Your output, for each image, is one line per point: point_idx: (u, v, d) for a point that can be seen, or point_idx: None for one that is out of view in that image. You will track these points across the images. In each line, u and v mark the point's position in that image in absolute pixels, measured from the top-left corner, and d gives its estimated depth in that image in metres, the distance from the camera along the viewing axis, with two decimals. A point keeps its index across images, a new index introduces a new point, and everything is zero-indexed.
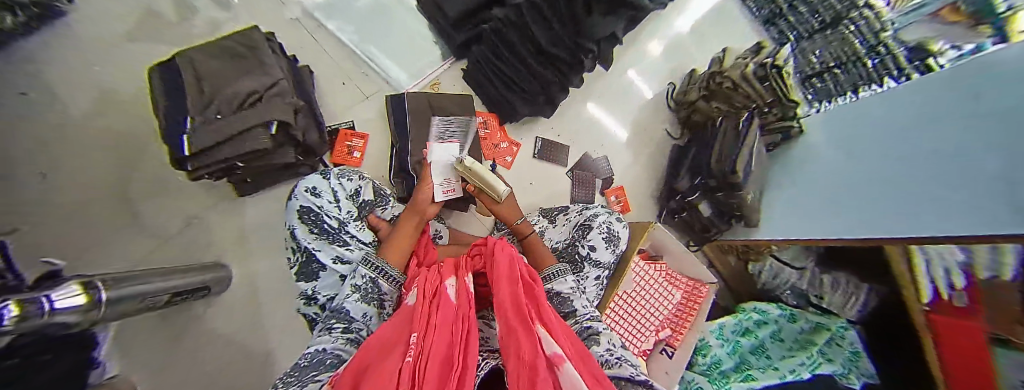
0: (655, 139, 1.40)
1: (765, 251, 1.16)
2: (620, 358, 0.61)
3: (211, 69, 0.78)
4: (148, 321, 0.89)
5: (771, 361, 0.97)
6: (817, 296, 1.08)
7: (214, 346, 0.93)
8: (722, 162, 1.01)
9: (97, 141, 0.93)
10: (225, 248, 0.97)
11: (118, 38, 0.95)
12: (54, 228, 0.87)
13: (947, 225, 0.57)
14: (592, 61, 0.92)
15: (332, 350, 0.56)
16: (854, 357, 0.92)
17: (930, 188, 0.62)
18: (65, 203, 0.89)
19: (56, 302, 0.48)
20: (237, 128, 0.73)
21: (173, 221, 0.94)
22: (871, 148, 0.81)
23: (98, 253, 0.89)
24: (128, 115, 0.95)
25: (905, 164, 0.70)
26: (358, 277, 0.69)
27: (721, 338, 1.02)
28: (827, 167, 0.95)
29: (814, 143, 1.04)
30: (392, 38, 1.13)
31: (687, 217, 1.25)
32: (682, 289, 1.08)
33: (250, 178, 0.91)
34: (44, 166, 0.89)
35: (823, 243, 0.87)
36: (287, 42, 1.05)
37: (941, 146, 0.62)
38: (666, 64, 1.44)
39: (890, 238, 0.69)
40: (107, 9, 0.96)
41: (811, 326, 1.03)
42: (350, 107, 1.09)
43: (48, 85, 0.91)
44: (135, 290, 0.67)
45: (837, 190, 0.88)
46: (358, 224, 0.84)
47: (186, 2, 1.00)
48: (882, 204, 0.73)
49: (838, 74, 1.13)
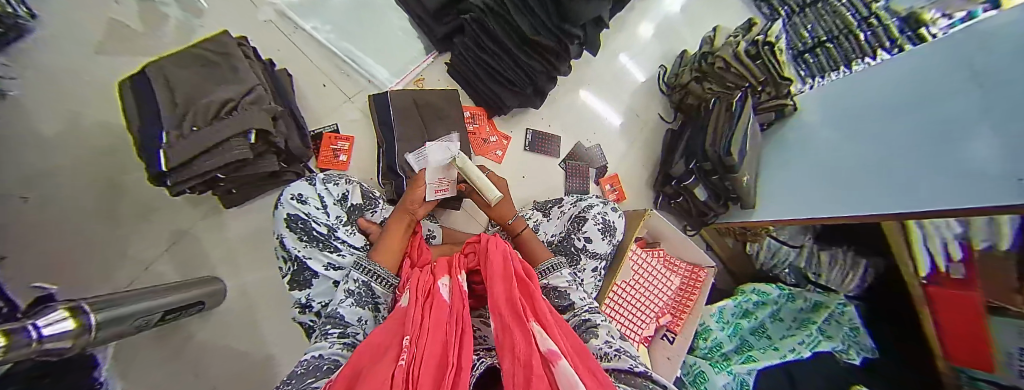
0: (648, 124, 1.38)
1: (763, 233, 1.11)
2: (619, 350, 0.60)
3: (182, 79, 0.74)
4: (146, 338, 0.89)
5: (771, 341, 0.98)
6: (815, 274, 1.07)
7: (214, 357, 0.93)
8: (716, 145, 1.00)
9: (74, 160, 0.90)
10: (217, 261, 0.96)
11: (86, 52, 0.92)
12: (44, 252, 0.86)
13: (943, 197, 0.56)
14: (579, 48, 0.88)
15: (329, 356, 0.54)
16: (854, 333, 0.94)
17: (926, 159, 0.61)
18: (52, 226, 0.88)
19: (45, 329, 0.47)
20: (214, 139, 0.70)
21: (161, 238, 0.92)
22: (865, 123, 0.80)
23: (89, 274, 0.88)
24: (105, 132, 0.92)
25: (900, 137, 0.68)
26: (351, 282, 0.68)
27: (721, 321, 1.01)
28: (822, 143, 0.93)
29: (810, 120, 1.02)
30: (372, 35, 1.09)
31: (684, 202, 1.24)
32: (681, 274, 1.07)
33: (235, 189, 0.89)
34: (26, 190, 0.87)
35: (816, 221, 0.86)
36: (262, 45, 1.02)
37: (936, 117, 0.61)
38: (657, 46, 1.40)
39: (884, 214, 0.68)
40: (70, 22, 0.92)
41: (810, 304, 1.02)
42: (333, 110, 1.06)
43: (18, 105, 0.88)
44: (128, 309, 0.66)
45: (832, 168, 0.87)
46: (348, 229, 0.82)
47: (154, 11, 0.96)
48: (875, 179, 0.72)
49: (830, 49, 1.08)
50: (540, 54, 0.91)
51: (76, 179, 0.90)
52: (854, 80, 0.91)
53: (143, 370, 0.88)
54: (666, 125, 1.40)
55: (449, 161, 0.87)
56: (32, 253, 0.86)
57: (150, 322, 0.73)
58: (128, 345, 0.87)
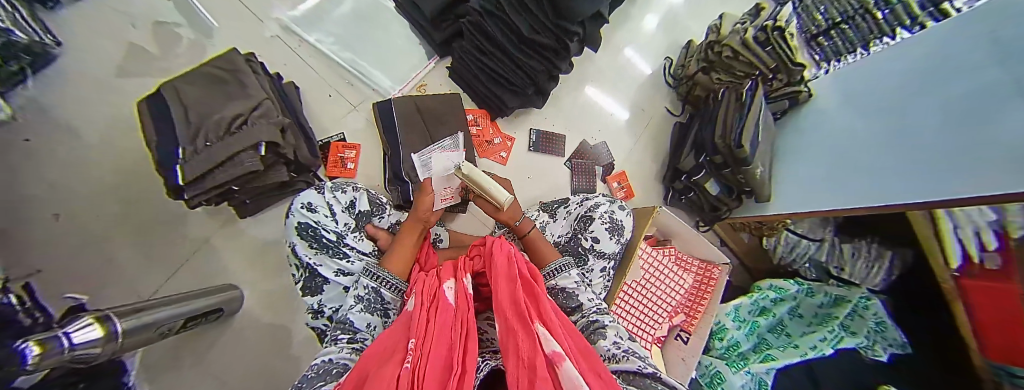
0: (655, 119, 1.35)
1: (780, 226, 1.06)
2: (627, 351, 0.59)
3: (197, 97, 0.78)
4: (171, 345, 0.93)
5: (791, 338, 0.94)
6: (837, 268, 1.01)
7: (235, 362, 0.96)
8: (727, 137, 0.95)
9: (101, 178, 0.95)
10: (234, 270, 0.99)
11: (109, 75, 0.97)
12: (75, 264, 0.92)
13: (958, 186, 0.53)
14: (578, 45, 0.86)
15: (339, 360, 0.56)
16: (880, 327, 0.89)
17: (951, 143, 0.57)
18: (82, 240, 0.93)
19: (76, 338, 0.50)
20: (225, 153, 0.73)
21: (182, 248, 0.97)
22: (885, 109, 0.75)
23: (117, 285, 0.93)
24: (129, 150, 0.97)
25: (921, 122, 0.64)
26: (360, 288, 0.69)
27: (738, 319, 0.98)
28: (842, 131, 0.89)
29: (828, 107, 0.97)
30: (374, 43, 1.11)
31: (695, 197, 1.20)
32: (695, 272, 1.05)
33: (249, 199, 0.92)
34: (57, 207, 0.93)
35: (836, 213, 0.82)
36: (270, 59, 1.05)
37: (960, 99, 0.57)
38: (663, 38, 1.37)
39: (901, 205, 0.65)
40: (93, 48, 0.97)
41: (830, 299, 0.98)
42: (339, 119, 1.08)
43: (48, 128, 0.94)
44: (152, 317, 0.69)
45: (851, 157, 0.82)
46: (356, 236, 0.84)
47: (168, 33, 1.01)
48: (894, 168, 0.69)
49: (847, 30, 1.02)
50: (540, 53, 0.90)
51: (102, 195, 0.95)
52: (873, 63, 0.87)
53: (170, 376, 0.92)
54: (674, 118, 1.36)
55: (454, 170, 0.84)
56: (66, 266, 0.91)
57: (173, 329, 0.77)
58: (156, 351, 0.92)
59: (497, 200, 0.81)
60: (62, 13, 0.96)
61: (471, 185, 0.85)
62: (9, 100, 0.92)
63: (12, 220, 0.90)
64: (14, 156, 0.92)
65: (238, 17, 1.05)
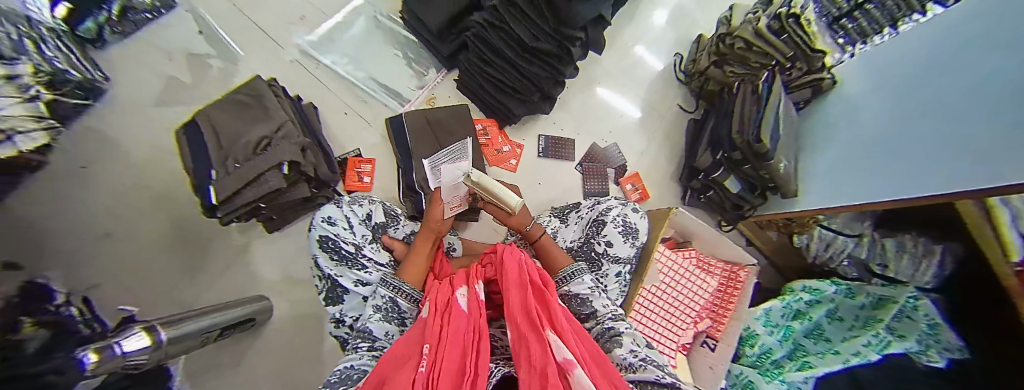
0: (667, 116, 1.32)
1: (811, 222, 0.99)
2: (645, 359, 0.57)
3: (224, 122, 0.85)
4: (209, 355, 0.98)
5: (832, 344, 0.87)
6: (881, 266, 0.91)
7: (266, 371, 1.00)
8: (744, 131, 0.92)
9: (145, 200, 1.03)
10: (264, 283, 1.05)
11: (149, 105, 1.05)
12: (124, 281, 0.98)
13: (987, 175, 0.50)
14: (581, 50, 0.86)
15: (360, 366, 0.57)
16: (933, 330, 0.76)
17: (978, 129, 0.53)
18: (129, 257, 1.00)
19: (128, 348, 0.55)
20: (251, 174, 0.79)
21: (217, 264, 1.03)
22: (920, 92, 0.69)
23: (160, 298, 0.99)
24: (167, 173, 1.04)
25: (949, 108, 0.60)
26: (378, 298, 0.71)
27: (769, 324, 0.92)
28: (872, 119, 0.83)
29: (858, 94, 0.91)
30: (387, 63, 1.17)
31: (715, 195, 1.15)
32: (720, 275, 0.99)
33: (276, 215, 0.98)
34: (109, 226, 1.01)
35: (871, 206, 0.76)
36: (290, 83, 1.12)
37: (985, 81, 0.52)
38: (671, 35, 1.36)
39: (935, 197, 0.60)
40: (135, 80, 1.06)
41: (873, 300, 0.89)
42: (354, 136, 1.14)
43: (99, 156, 1.02)
44: (191, 328, 0.74)
45: (884, 146, 0.77)
46: (374, 247, 0.87)
47: (201, 64, 1.09)
48: (926, 157, 0.64)
49: (870, 9, 0.80)
50: (543, 59, 0.91)
51: (146, 216, 1.02)
52: (902, 45, 0.81)
53: (208, 382, 0.97)
54: (688, 115, 1.33)
55: (461, 178, 0.83)
56: (115, 283, 0.98)
57: (210, 338, 0.81)
58: (196, 361, 0.97)
59: (507, 204, 0.81)
60: (109, 51, 1.05)
61: (480, 190, 0.84)
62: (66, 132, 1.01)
63: (67, 241, 0.98)
64: (71, 183, 1.00)
65: (262, 45, 1.13)
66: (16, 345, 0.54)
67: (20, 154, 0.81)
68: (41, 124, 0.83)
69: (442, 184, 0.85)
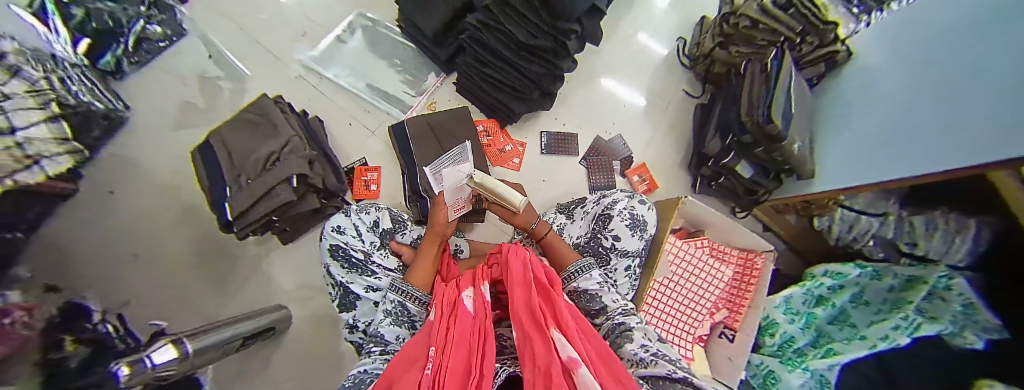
0: (673, 103, 1.28)
1: (830, 203, 0.94)
2: (657, 354, 0.55)
3: (237, 142, 0.89)
4: (236, 364, 1.03)
5: (857, 330, 0.82)
6: (911, 245, 0.85)
7: (289, 376, 1.04)
8: (753, 113, 0.87)
9: (169, 219, 1.09)
10: (282, 292, 1.09)
11: (168, 129, 1.11)
12: (154, 296, 1.04)
13: (986, 150, 0.48)
14: (578, 43, 0.84)
15: (372, 370, 0.59)
16: (968, 310, 0.71)
17: (981, 103, 0.51)
18: (157, 275, 1.06)
19: (158, 359, 0.59)
20: (263, 189, 0.83)
21: (238, 276, 1.08)
22: (940, 59, 0.64)
23: (188, 311, 1.04)
24: (187, 193, 1.10)
25: (962, 79, 0.57)
26: (388, 302, 0.72)
27: (790, 312, 0.88)
28: (889, 92, 0.78)
29: (877, 65, 0.85)
30: (386, 71, 1.19)
31: (727, 182, 1.11)
32: (734, 264, 0.97)
33: (289, 227, 1.02)
34: (137, 246, 1.06)
35: (888, 184, 0.72)
36: (295, 99, 1.16)
37: (998, 49, 0.49)
38: (673, 19, 1.33)
39: (934, 174, 0.59)
40: (153, 107, 1.11)
41: (901, 281, 0.83)
42: (360, 146, 1.16)
43: (124, 180, 1.08)
44: (215, 339, 0.78)
45: (902, 120, 0.72)
46: (382, 253, 0.89)
47: (213, 87, 1.14)
48: (931, 133, 0.61)
49: None
50: (540, 56, 0.90)
51: (170, 235, 1.08)
52: (923, 10, 0.75)
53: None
54: (694, 100, 1.29)
55: (466, 179, 0.84)
56: (145, 299, 1.04)
57: (234, 348, 0.85)
58: (223, 369, 1.02)
59: (510, 203, 0.80)
60: (127, 81, 1.11)
61: (483, 191, 0.84)
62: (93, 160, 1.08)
63: (100, 263, 1.04)
64: (100, 207, 1.07)
65: (268, 64, 1.17)
66: (58, 363, 0.60)
67: (46, 178, 0.86)
68: (64, 148, 0.88)
69: (444, 187, 0.85)
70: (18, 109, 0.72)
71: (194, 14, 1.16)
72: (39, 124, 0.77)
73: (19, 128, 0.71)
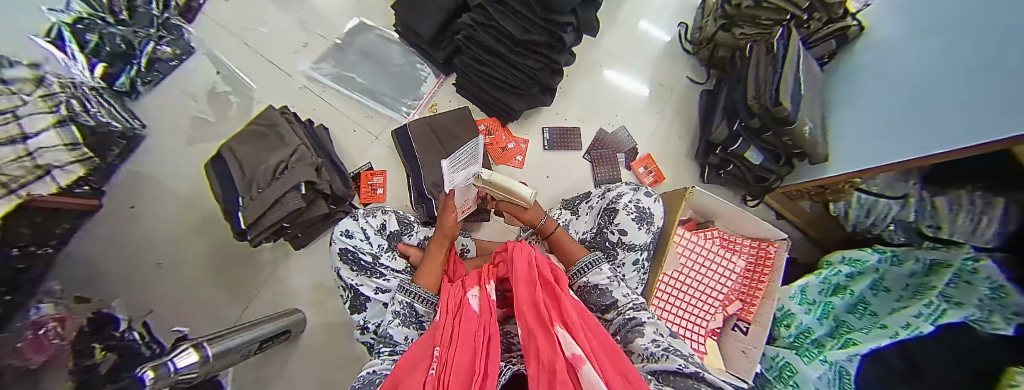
0: (677, 91, 1.26)
1: (846, 188, 0.90)
2: (668, 349, 0.54)
3: (246, 153, 0.92)
4: (255, 366, 1.07)
5: (878, 318, 0.80)
6: (933, 228, 0.81)
7: (306, 378, 1.08)
8: (761, 96, 0.84)
9: (187, 231, 1.13)
10: (296, 297, 1.12)
11: (183, 144, 1.16)
12: (176, 304, 1.09)
13: (1004, 122, 0.45)
14: (574, 35, 0.83)
15: (381, 370, 0.60)
16: (996, 294, 0.67)
17: (999, 73, 0.48)
18: (178, 283, 1.11)
19: (179, 363, 0.61)
20: (273, 197, 0.85)
21: (254, 283, 1.11)
22: (955, 30, 0.61)
23: (208, 317, 1.09)
24: (203, 204, 1.14)
25: (982, 46, 0.53)
26: (397, 304, 0.73)
27: (806, 302, 0.86)
28: (905, 67, 0.74)
29: (891, 38, 0.81)
30: (387, 76, 1.21)
31: (736, 169, 1.08)
32: (747, 254, 0.94)
33: (300, 233, 1.05)
34: (159, 257, 1.11)
35: (905, 165, 0.69)
36: (300, 108, 1.19)
37: (1019, 12, 0.46)
38: (674, 5, 1.30)
39: (955, 151, 0.55)
40: (167, 124, 1.16)
41: (925, 266, 0.80)
42: (364, 151, 1.18)
43: (144, 195, 1.13)
44: (234, 342, 0.81)
45: (917, 97, 0.68)
46: (390, 255, 0.91)
47: (222, 101, 1.18)
48: (950, 108, 0.58)
49: None
50: (535, 51, 0.89)
51: (188, 246, 1.12)
52: None
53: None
54: (699, 87, 1.26)
55: (474, 178, 0.72)
56: (169, 307, 1.09)
57: (251, 351, 0.89)
58: (244, 372, 1.07)
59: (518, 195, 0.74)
60: (141, 101, 1.16)
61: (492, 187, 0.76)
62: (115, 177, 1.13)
63: (128, 273, 1.10)
64: (123, 222, 1.12)
65: (274, 76, 1.20)
66: (88, 369, 0.64)
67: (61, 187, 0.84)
68: (75, 154, 0.85)
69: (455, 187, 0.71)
70: (29, 115, 0.73)
71: (201, 32, 1.20)
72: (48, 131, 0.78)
73: (30, 134, 0.73)
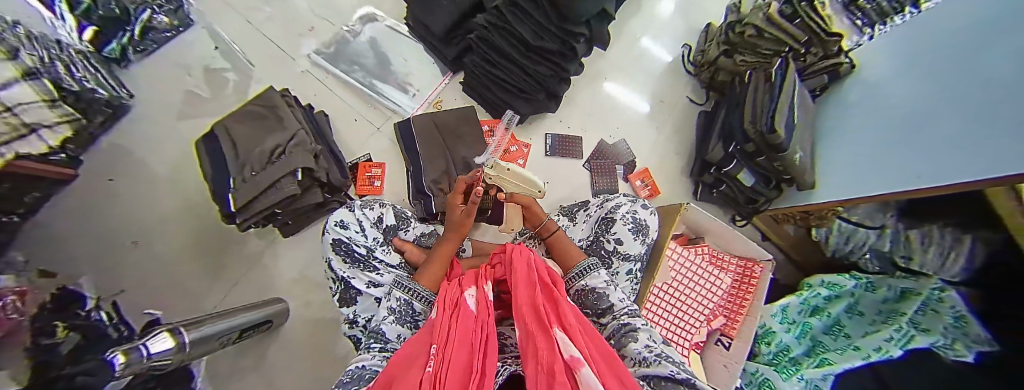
0: (677, 109, 1.30)
1: (829, 214, 0.96)
2: (660, 355, 0.55)
3: (242, 132, 0.89)
4: (232, 355, 1.03)
5: (852, 340, 0.85)
6: (905, 258, 0.86)
7: (287, 369, 1.04)
8: (757, 122, 0.88)
9: (167, 209, 1.07)
10: (282, 285, 1.08)
11: (172, 118, 1.10)
12: (151, 285, 1.04)
13: (986, 164, 0.48)
14: (585, 46, 0.84)
15: (371, 366, 0.58)
16: (959, 323, 0.72)
17: (983, 118, 0.51)
18: (155, 264, 1.05)
19: (153, 348, 0.58)
20: (267, 181, 0.82)
21: (238, 268, 1.07)
22: (942, 75, 0.66)
23: (185, 302, 1.04)
24: (188, 183, 1.09)
25: (966, 92, 0.57)
26: (393, 300, 0.72)
27: (786, 322, 0.91)
28: (890, 107, 0.79)
29: (879, 79, 0.86)
30: (394, 68, 1.20)
31: (728, 189, 1.14)
32: (733, 271, 0.98)
33: (291, 220, 1.01)
34: (135, 234, 1.05)
35: (886, 197, 0.73)
36: (301, 92, 1.16)
37: (1002, 64, 0.50)
38: (679, 26, 1.34)
39: (936, 188, 0.59)
40: (156, 95, 1.11)
41: (896, 293, 0.86)
42: (364, 142, 1.16)
43: (124, 168, 1.07)
44: (213, 329, 0.77)
45: (902, 133, 0.73)
46: (384, 249, 0.89)
47: (217, 78, 1.13)
48: (933, 147, 0.62)
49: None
50: (546, 58, 0.90)
51: (170, 224, 1.07)
52: (927, 25, 0.76)
53: (233, 380, 1.02)
54: (698, 107, 1.31)
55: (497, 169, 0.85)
56: (142, 288, 1.03)
57: (231, 339, 0.85)
58: (221, 360, 1.02)
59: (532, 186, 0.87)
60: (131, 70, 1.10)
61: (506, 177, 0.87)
62: (94, 147, 1.07)
63: (99, 249, 1.03)
64: (99, 195, 1.06)
65: (276, 57, 1.17)
66: (49, 348, 0.60)
67: (49, 148, 0.87)
68: (58, 114, 0.84)
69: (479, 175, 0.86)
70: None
71: (201, 6, 1.16)
72: (19, 81, 0.70)
73: None
